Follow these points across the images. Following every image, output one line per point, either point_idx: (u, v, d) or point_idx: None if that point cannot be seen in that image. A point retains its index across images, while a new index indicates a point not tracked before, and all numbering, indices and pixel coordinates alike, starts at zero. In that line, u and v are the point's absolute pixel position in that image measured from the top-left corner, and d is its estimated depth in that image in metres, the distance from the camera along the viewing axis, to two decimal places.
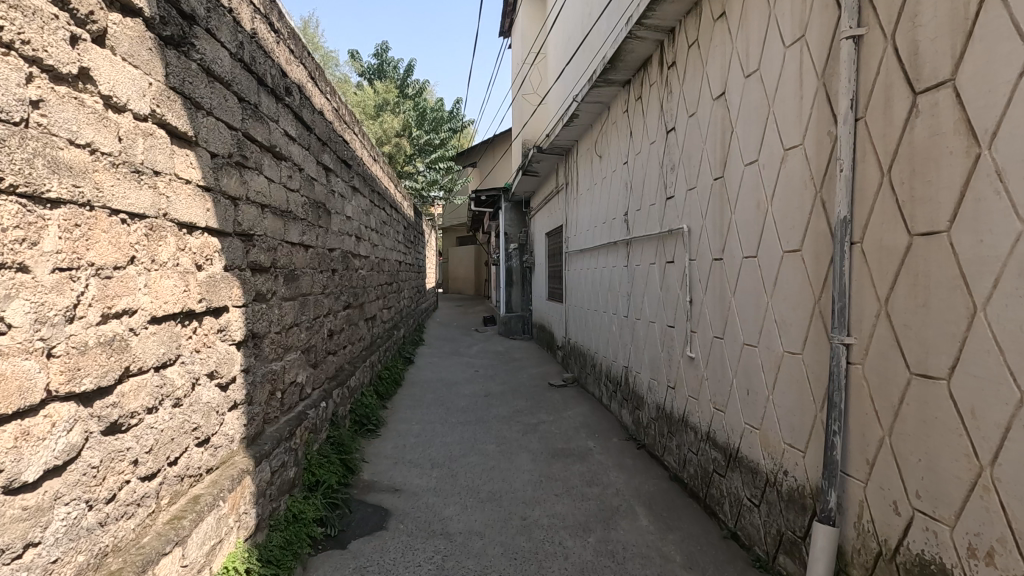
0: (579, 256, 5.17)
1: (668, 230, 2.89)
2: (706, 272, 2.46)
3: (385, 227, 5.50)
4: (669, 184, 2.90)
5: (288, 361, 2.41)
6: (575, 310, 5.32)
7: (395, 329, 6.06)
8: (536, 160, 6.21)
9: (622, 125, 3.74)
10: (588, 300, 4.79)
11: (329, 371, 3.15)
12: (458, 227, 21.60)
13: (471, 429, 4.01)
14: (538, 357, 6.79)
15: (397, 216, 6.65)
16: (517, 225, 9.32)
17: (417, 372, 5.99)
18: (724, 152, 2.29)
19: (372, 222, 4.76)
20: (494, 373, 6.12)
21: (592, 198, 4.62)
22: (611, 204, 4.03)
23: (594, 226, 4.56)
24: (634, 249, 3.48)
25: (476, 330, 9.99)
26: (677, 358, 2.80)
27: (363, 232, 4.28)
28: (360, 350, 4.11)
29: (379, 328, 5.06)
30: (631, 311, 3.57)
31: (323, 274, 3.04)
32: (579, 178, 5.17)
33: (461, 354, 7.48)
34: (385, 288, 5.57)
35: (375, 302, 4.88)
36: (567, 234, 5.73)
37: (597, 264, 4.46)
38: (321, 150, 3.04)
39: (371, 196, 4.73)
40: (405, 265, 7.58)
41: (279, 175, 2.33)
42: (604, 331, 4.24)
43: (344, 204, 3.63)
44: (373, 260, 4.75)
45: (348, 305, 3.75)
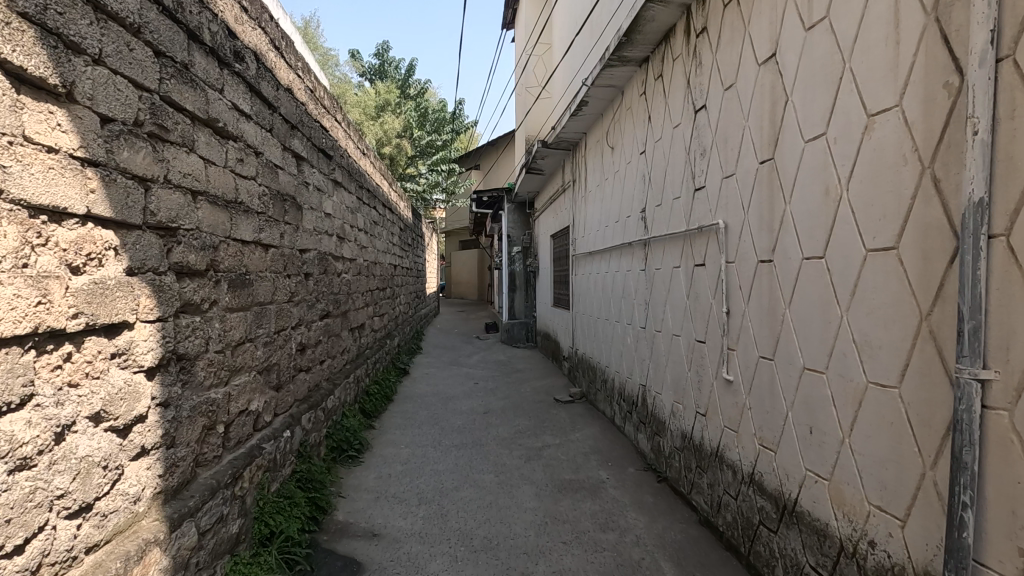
0: (588, 261, 4.72)
1: (697, 227, 2.44)
2: (749, 278, 2.01)
3: (376, 229, 5.07)
4: (698, 173, 2.45)
5: (237, 386, 1.97)
6: (584, 319, 4.86)
7: (388, 339, 5.61)
8: (541, 156, 5.78)
9: (639, 110, 3.30)
10: (599, 308, 4.33)
11: (299, 392, 2.71)
12: (461, 231, 21.19)
13: (467, 453, 3.56)
14: (543, 368, 6.34)
15: (393, 217, 6.22)
16: (520, 228, 8.88)
17: (411, 384, 5.55)
18: (775, 128, 1.84)
19: (360, 222, 4.32)
20: (494, 386, 5.67)
21: (603, 195, 4.17)
22: (625, 201, 3.58)
23: (606, 227, 4.10)
24: (654, 251, 3.02)
25: (477, 338, 9.54)
26: (709, 380, 2.34)
27: (348, 233, 3.85)
28: (343, 364, 3.67)
29: (368, 339, 4.62)
30: (650, 323, 3.11)
31: (291, 279, 2.60)
32: (587, 174, 4.73)
33: (460, 364, 7.03)
34: (377, 295, 5.14)
35: (363, 309, 4.44)
36: (575, 236, 5.28)
37: (609, 269, 4.01)
38: (290, 135, 2.62)
39: (359, 194, 4.30)
40: (402, 269, 7.14)
41: (225, 157, 1.90)
42: (618, 344, 3.78)
43: (322, 200, 3.20)
44: (361, 263, 4.32)
45: (327, 315, 3.31)
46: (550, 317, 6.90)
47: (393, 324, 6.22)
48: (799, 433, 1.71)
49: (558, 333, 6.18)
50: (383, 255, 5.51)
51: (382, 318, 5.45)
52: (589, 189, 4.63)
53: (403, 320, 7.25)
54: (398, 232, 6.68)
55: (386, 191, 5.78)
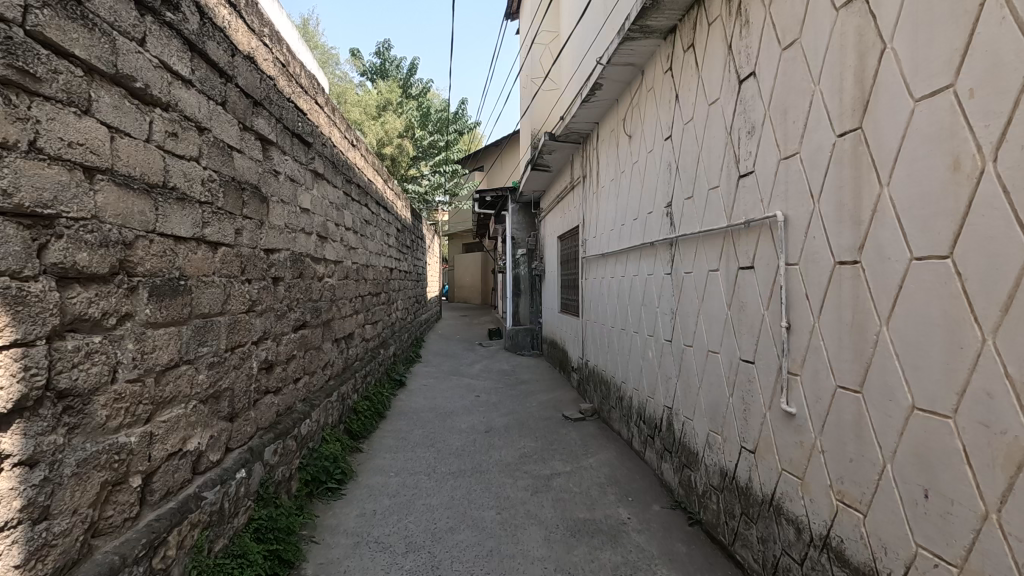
0: (600, 265, 4.27)
1: (743, 222, 2.00)
2: (820, 284, 1.57)
3: (369, 229, 4.65)
4: (744, 155, 2.01)
5: (167, 422, 1.54)
6: (596, 328, 4.41)
7: (382, 349, 5.17)
8: (548, 151, 5.35)
9: (664, 90, 2.87)
10: (614, 317, 3.88)
11: (263, 419, 2.27)
12: (464, 234, 20.78)
13: (465, 483, 3.12)
14: (550, 379, 5.89)
15: (388, 218, 5.80)
16: (525, 229, 8.45)
17: (407, 398, 5.11)
18: (864, 88, 1.40)
19: (348, 221, 3.90)
20: (498, 400, 5.23)
21: (619, 191, 3.74)
22: (646, 196, 3.15)
23: (622, 227, 3.67)
24: (684, 252, 2.58)
25: (479, 345, 9.09)
26: (761, 410, 1.90)
27: (332, 232, 3.42)
28: (324, 381, 3.23)
29: (357, 350, 4.19)
30: (677, 336, 2.67)
31: (252, 285, 2.17)
32: (600, 168, 4.29)
33: (461, 374, 6.58)
34: (369, 302, 4.71)
35: (352, 318, 4.02)
36: (585, 237, 4.83)
37: (626, 274, 3.57)
38: (253, 113, 2.20)
39: (347, 189, 3.87)
40: (399, 273, 6.72)
41: (147, 129, 1.47)
42: (636, 358, 3.33)
43: (298, 193, 2.77)
44: (348, 266, 3.89)
45: (303, 326, 2.88)
46: (557, 325, 6.45)
47: (388, 332, 5.79)
48: (906, 494, 1.27)
49: (567, 342, 5.73)
50: (377, 258, 5.09)
51: (376, 327, 5.02)
52: (602, 185, 4.20)
53: (401, 327, 6.82)
54: (394, 233, 6.25)
55: (380, 189, 5.36)
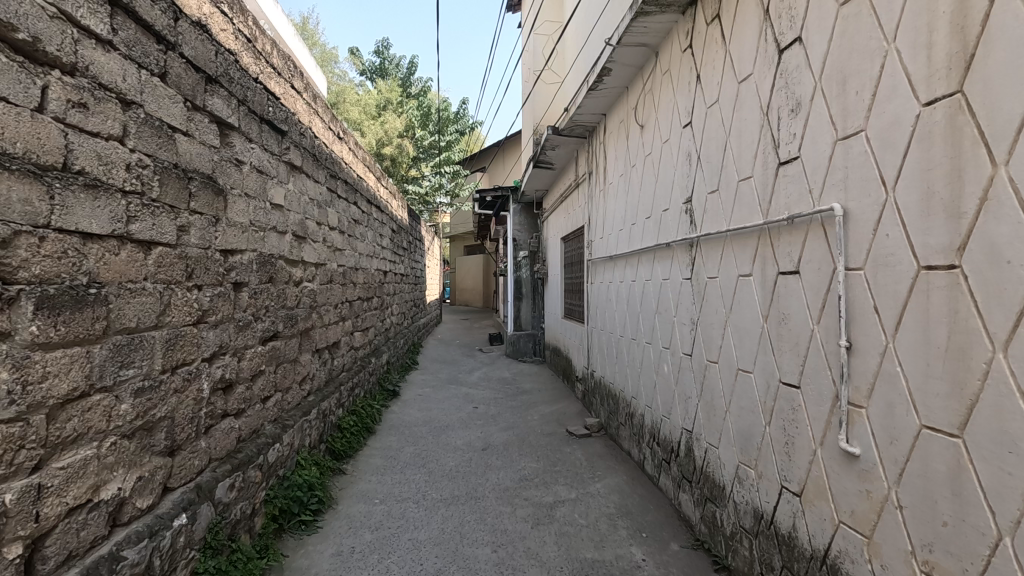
0: (608, 269, 3.93)
1: (784, 218, 1.67)
2: (897, 294, 1.24)
3: (358, 230, 4.34)
4: (785, 138, 1.69)
5: (66, 468, 1.21)
6: (603, 337, 4.07)
7: (374, 357, 4.84)
8: (550, 146, 5.02)
9: (683, 71, 2.54)
10: (623, 324, 3.55)
11: (217, 448, 1.94)
12: (466, 236, 20.45)
13: (457, 512, 2.78)
14: (552, 389, 5.55)
15: (382, 218, 5.49)
16: (527, 230, 8.11)
17: (399, 410, 4.78)
18: (964, 40, 1.07)
19: (333, 220, 3.57)
20: (497, 413, 4.89)
21: (629, 187, 3.41)
22: (662, 191, 2.81)
23: (632, 226, 3.34)
24: (708, 254, 2.25)
25: (479, 350, 8.76)
26: (809, 445, 1.56)
27: (312, 231, 3.10)
28: (301, 397, 2.91)
29: (343, 361, 3.86)
30: (699, 349, 2.34)
31: (204, 292, 1.85)
32: (607, 164, 3.97)
33: (459, 383, 6.25)
34: (359, 308, 4.39)
35: (337, 326, 3.69)
36: (591, 238, 4.50)
37: (637, 278, 3.23)
38: (206, 90, 1.89)
39: (332, 186, 3.55)
40: (394, 276, 6.40)
41: (38, 94, 1.17)
42: (650, 373, 3.00)
43: (267, 187, 2.44)
44: (333, 269, 3.57)
45: (273, 338, 2.55)
46: (561, 331, 6.11)
47: (381, 339, 5.46)
48: None
49: (571, 351, 5.40)
50: (369, 260, 4.78)
51: (366, 335, 4.70)
52: (610, 182, 3.87)
53: (396, 334, 6.49)
54: (389, 234, 5.93)
55: (373, 188, 5.05)
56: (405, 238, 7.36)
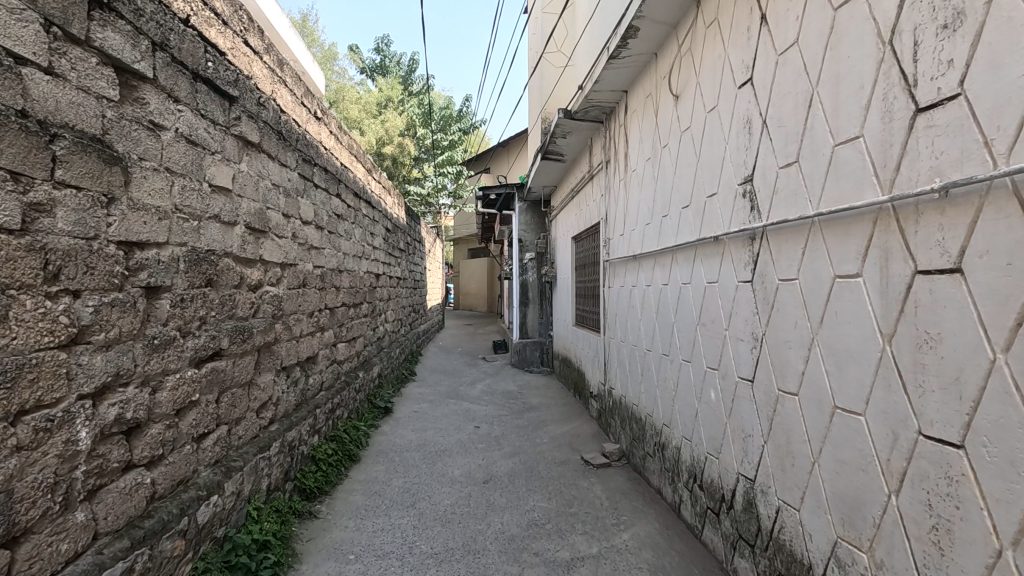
0: (630, 271, 3.37)
1: (930, 188, 1.11)
2: None
3: (342, 226, 3.78)
4: (930, 71, 1.13)
5: None
6: (624, 350, 3.50)
7: (362, 372, 4.29)
8: (561, 134, 4.47)
9: (739, 15, 1.99)
10: (651, 337, 2.98)
11: (107, 518, 1.39)
12: (470, 238, 19.92)
13: (452, 573, 2.21)
14: (563, 406, 4.98)
15: (373, 215, 4.94)
16: (534, 231, 7.55)
17: (391, 431, 4.22)
18: None
19: (307, 214, 3.03)
20: (501, 434, 4.32)
21: (659, 172, 2.84)
22: (706, 172, 2.25)
23: (664, 219, 2.78)
24: (782, 248, 1.69)
25: (483, 359, 8.20)
26: (988, 543, 1.00)
27: (275, 225, 2.56)
28: (258, 428, 2.35)
29: (321, 378, 3.30)
30: (767, 374, 1.77)
31: (83, 301, 1.30)
32: (629, 149, 3.42)
33: (459, 397, 5.68)
34: (342, 316, 3.83)
35: (313, 338, 3.14)
36: (608, 236, 3.94)
37: (671, 281, 2.67)
38: (91, 17, 1.35)
39: (306, 173, 3.01)
40: (389, 281, 5.85)
41: None
42: (690, 397, 2.43)
43: (205, 164, 1.90)
44: (307, 270, 3.03)
45: (215, 357, 2.00)
46: (572, 341, 5.54)
47: (372, 349, 4.90)
48: None
49: (585, 364, 4.83)
50: (356, 262, 4.23)
51: (353, 347, 4.14)
52: (634, 169, 3.31)
53: (391, 343, 5.94)
54: (382, 233, 5.39)
55: (362, 181, 4.50)
56: (402, 239, 6.81)
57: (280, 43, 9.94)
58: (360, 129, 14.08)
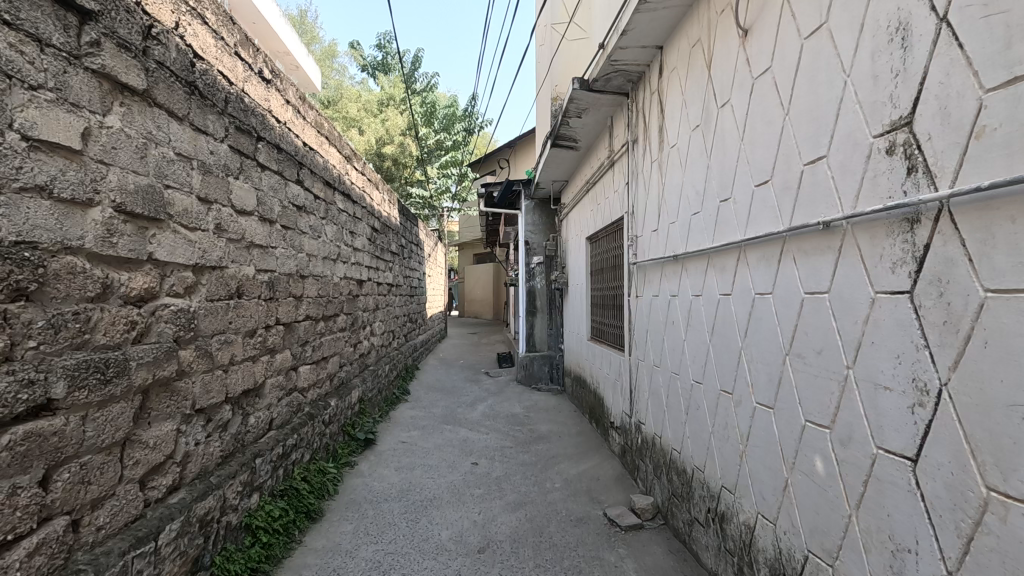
0: (669, 276, 2.61)
1: None
2: None
3: (304, 220, 3.05)
4: None
5: None
6: (660, 377, 2.74)
7: (335, 399, 3.55)
8: (575, 112, 3.74)
9: None
10: (702, 364, 2.22)
11: None
12: (475, 243, 19.18)
13: None
14: (578, 438, 4.20)
15: (354, 210, 4.21)
16: (542, 232, 6.79)
17: (368, 472, 3.47)
18: None
19: (244, 200, 2.30)
20: (503, 475, 3.56)
21: (715, 140, 2.10)
22: (804, 125, 1.51)
23: (723, 202, 2.03)
24: (1000, 232, 0.93)
25: (485, 375, 7.44)
26: None
27: (183, 211, 1.83)
28: (142, 505, 1.61)
29: (268, 415, 2.56)
30: (955, 455, 1.02)
31: None
32: (665, 120, 2.68)
33: (457, 422, 4.92)
34: (304, 333, 3.08)
35: (254, 365, 2.40)
36: (635, 233, 3.18)
37: (736, 289, 1.91)
38: None
39: (243, 145, 2.28)
40: (376, 287, 5.11)
41: None
42: (773, 460, 1.66)
43: (14, 102, 1.19)
44: (244, 275, 2.29)
45: (38, 411, 1.26)
46: (587, 358, 4.77)
47: (351, 370, 4.16)
48: None
49: (604, 387, 4.06)
50: (327, 266, 3.48)
51: (321, 370, 3.39)
52: (674, 144, 2.56)
53: (378, 360, 5.19)
54: (368, 234, 4.68)
55: (337, 169, 3.76)
56: (394, 241, 6.07)
57: (271, 36, 9.30)
58: (359, 128, 13.43)
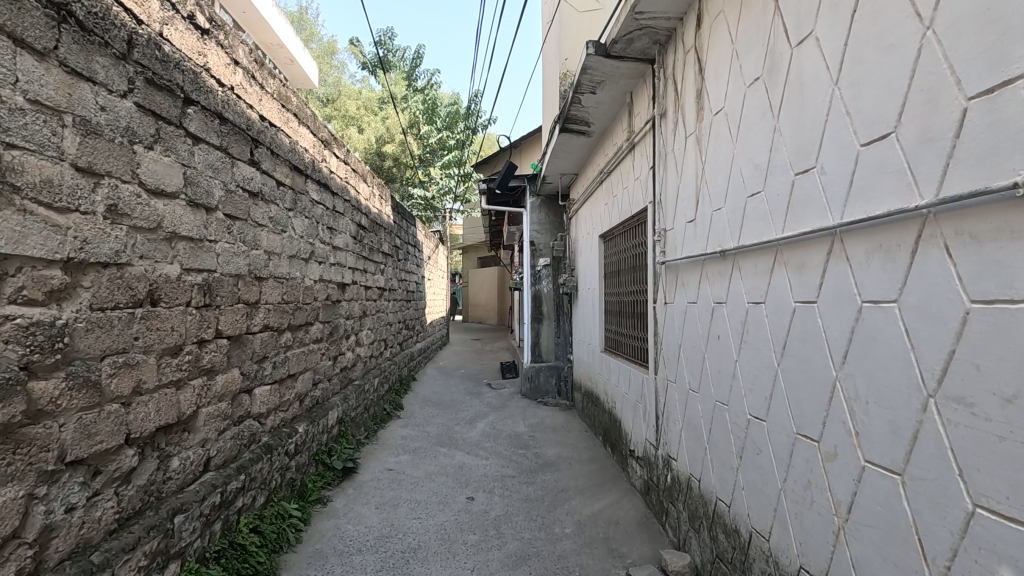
0: (712, 278, 2.05)
1: None
2: None
3: (259, 209, 2.50)
4: None
5: None
6: (700, 406, 2.17)
7: (304, 423, 2.99)
8: (588, 86, 3.20)
9: None
10: (766, 395, 1.66)
11: None
12: (479, 247, 18.62)
13: None
14: (591, 466, 3.63)
15: (333, 203, 3.66)
16: (549, 232, 6.23)
17: (342, 510, 2.92)
18: None
19: (162, 176, 1.76)
20: (502, 515, 2.99)
21: (786, 92, 1.55)
22: (969, 33, 0.95)
23: (800, 175, 1.48)
24: None
25: (488, 386, 6.88)
26: None
27: (42, 183, 1.30)
28: None
29: (201, 453, 2.01)
30: None
31: None
32: (706, 82, 2.14)
33: (452, 444, 4.36)
34: (259, 347, 2.53)
35: (179, 392, 1.86)
36: (664, 225, 2.62)
37: (826, 295, 1.36)
38: None
39: (161, 105, 1.75)
40: (363, 291, 4.56)
41: None
42: (903, 555, 1.09)
43: None
44: (162, 274, 1.76)
45: None
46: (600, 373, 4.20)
47: (329, 387, 3.60)
48: None
49: (621, 408, 3.49)
50: (292, 266, 2.94)
51: (284, 391, 2.83)
52: (719, 109, 2.01)
53: (365, 373, 4.64)
54: (353, 231, 4.15)
55: (310, 153, 3.21)
56: (386, 240, 5.52)
57: (263, 27, 8.80)
58: (359, 126, 12.92)
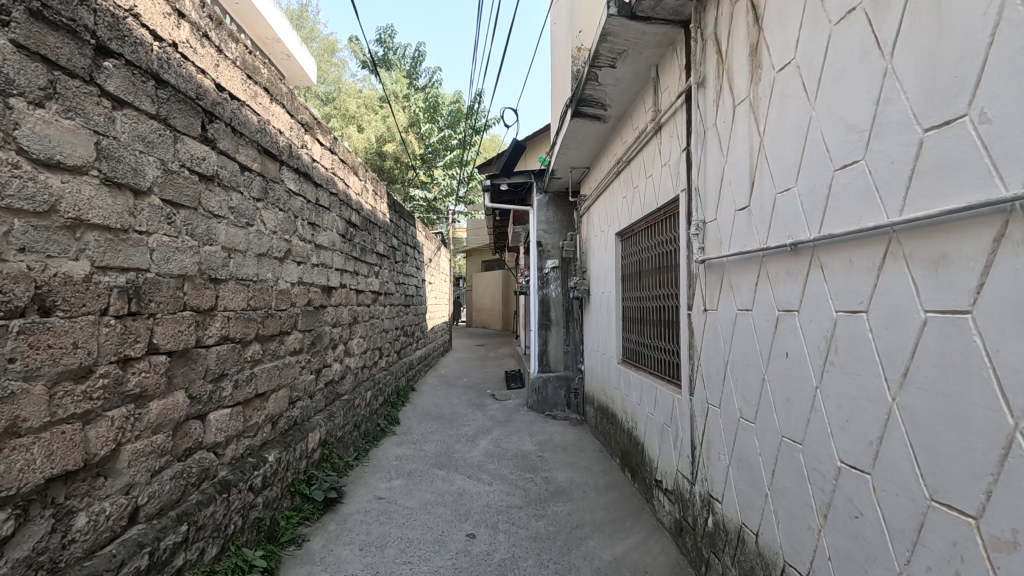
0: (776, 281, 1.61)
1: None
2: None
3: (215, 197, 2.07)
4: None
5: None
6: (756, 441, 1.72)
7: (276, 451, 2.55)
8: (608, 59, 2.77)
9: None
10: (868, 438, 1.21)
11: None
12: (483, 249, 18.19)
13: None
14: (609, 497, 3.18)
15: (315, 196, 3.24)
16: (558, 232, 5.79)
17: (320, 553, 2.48)
18: None
19: (58, 144, 1.33)
20: (508, 558, 2.54)
21: (906, 18, 1.11)
22: None
23: (933, 131, 1.04)
24: None
25: (492, 397, 6.43)
26: None
27: None
28: None
29: (126, 503, 1.58)
30: None
31: None
32: (765, 33, 1.70)
33: (452, 467, 3.92)
34: (215, 364, 2.10)
35: (87, 428, 1.43)
36: (704, 217, 2.18)
37: (991, 303, 0.92)
38: None
39: (55, 49, 1.32)
40: (352, 296, 4.12)
41: None
42: None
43: None
44: (57, 272, 1.33)
45: None
46: (617, 387, 3.75)
47: (309, 405, 3.17)
48: None
49: (644, 430, 3.04)
50: (261, 267, 2.51)
51: (250, 414, 2.40)
52: (786, 62, 1.57)
53: (355, 386, 4.20)
54: (341, 228, 3.73)
55: (285, 137, 2.79)
56: (381, 240, 5.09)
57: (257, 21, 8.35)
58: (359, 125, 12.50)
